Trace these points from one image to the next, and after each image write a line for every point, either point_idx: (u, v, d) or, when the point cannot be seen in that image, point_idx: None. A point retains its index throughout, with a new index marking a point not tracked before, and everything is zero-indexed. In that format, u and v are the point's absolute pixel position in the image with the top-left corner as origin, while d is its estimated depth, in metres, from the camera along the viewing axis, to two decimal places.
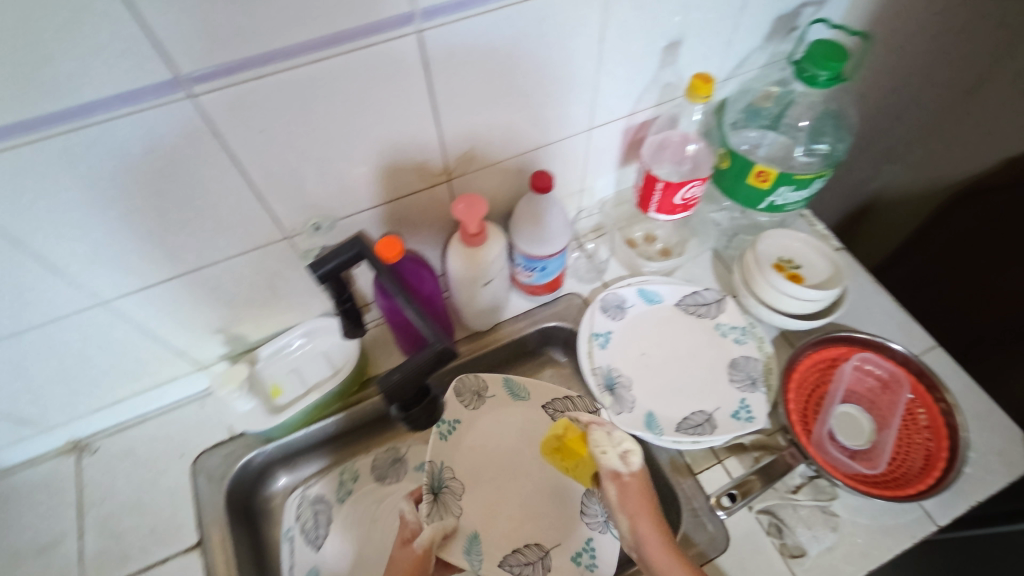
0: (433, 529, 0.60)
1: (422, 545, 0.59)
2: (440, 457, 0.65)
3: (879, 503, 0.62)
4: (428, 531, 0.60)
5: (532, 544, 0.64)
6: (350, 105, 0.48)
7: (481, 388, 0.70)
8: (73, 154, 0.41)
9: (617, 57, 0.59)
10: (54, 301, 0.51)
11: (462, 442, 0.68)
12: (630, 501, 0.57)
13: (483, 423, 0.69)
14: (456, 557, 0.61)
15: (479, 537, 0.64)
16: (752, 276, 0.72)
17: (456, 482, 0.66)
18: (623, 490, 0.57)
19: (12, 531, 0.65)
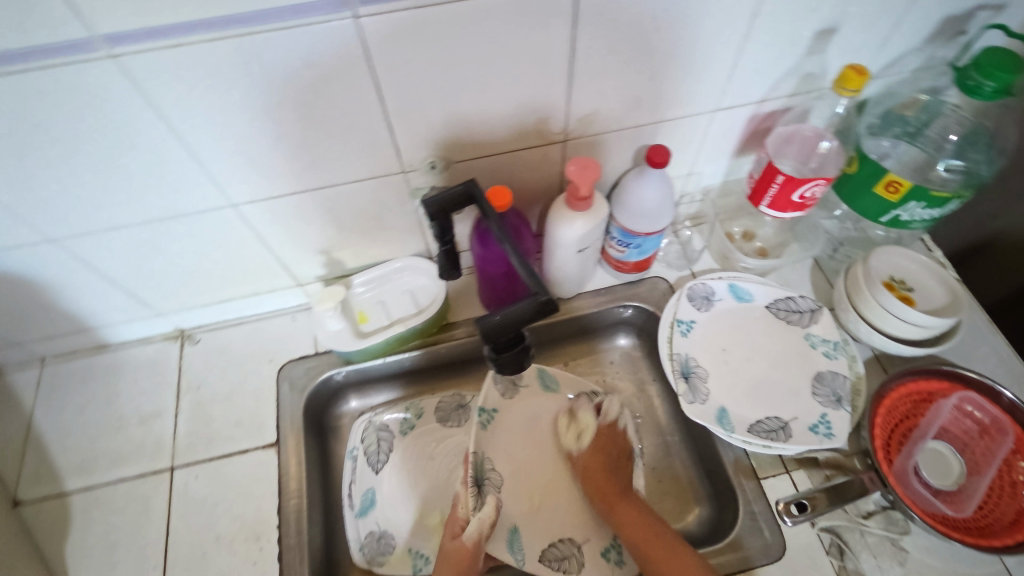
0: (483, 522, 0.61)
1: (471, 537, 0.60)
2: (481, 446, 0.67)
3: (955, 547, 0.59)
4: (477, 524, 0.60)
5: (565, 538, 0.67)
6: (493, 48, 0.49)
7: (515, 379, 0.73)
8: (243, 58, 0.44)
9: (765, 37, 0.56)
10: (194, 196, 0.56)
11: (496, 434, 0.70)
12: (597, 462, 0.68)
13: (517, 415, 0.72)
14: (504, 551, 0.63)
15: (519, 530, 0.66)
16: (857, 290, 0.68)
17: (495, 473, 0.68)
18: (586, 452, 0.69)
19: (122, 398, 0.72)
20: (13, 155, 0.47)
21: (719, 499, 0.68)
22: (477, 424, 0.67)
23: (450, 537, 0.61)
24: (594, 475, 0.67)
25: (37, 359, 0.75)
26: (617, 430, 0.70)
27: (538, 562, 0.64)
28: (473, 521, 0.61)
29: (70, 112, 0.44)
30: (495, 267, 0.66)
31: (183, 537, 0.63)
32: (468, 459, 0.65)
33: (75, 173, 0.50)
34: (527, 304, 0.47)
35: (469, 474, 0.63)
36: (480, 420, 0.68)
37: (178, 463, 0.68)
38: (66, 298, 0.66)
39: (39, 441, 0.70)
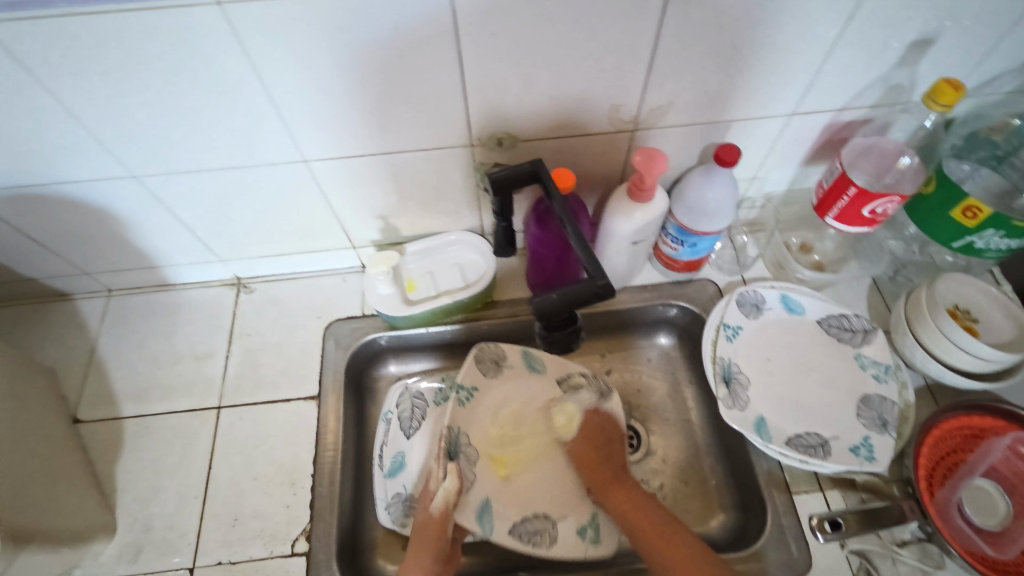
0: (446, 496, 0.58)
1: (439, 508, 0.58)
2: (457, 422, 0.63)
3: None
4: (443, 498, 0.58)
5: (541, 513, 0.65)
6: (578, 30, 0.48)
7: (500, 356, 0.68)
8: (335, 17, 0.44)
9: (857, 43, 0.54)
10: (268, 149, 0.58)
11: (478, 406, 0.66)
12: (587, 452, 0.66)
13: (500, 390, 0.68)
14: (470, 521, 0.60)
15: (491, 502, 0.63)
16: (919, 315, 0.65)
17: (472, 447, 0.64)
18: (575, 441, 0.67)
19: (178, 336, 0.76)
20: (113, 92, 0.49)
21: (746, 509, 0.67)
22: (455, 400, 0.63)
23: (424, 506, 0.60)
24: (586, 459, 0.66)
25: (106, 290, 0.80)
26: (603, 417, 0.69)
27: (508, 535, 0.62)
28: (440, 492, 0.58)
29: (169, 56, 0.46)
30: (548, 251, 0.67)
31: (223, 473, 0.67)
32: (442, 433, 0.61)
33: (165, 115, 0.52)
34: (586, 286, 0.48)
35: (442, 447, 0.60)
36: (458, 396, 0.63)
37: (225, 403, 0.71)
38: (139, 235, 0.70)
39: (102, 366, 0.74)
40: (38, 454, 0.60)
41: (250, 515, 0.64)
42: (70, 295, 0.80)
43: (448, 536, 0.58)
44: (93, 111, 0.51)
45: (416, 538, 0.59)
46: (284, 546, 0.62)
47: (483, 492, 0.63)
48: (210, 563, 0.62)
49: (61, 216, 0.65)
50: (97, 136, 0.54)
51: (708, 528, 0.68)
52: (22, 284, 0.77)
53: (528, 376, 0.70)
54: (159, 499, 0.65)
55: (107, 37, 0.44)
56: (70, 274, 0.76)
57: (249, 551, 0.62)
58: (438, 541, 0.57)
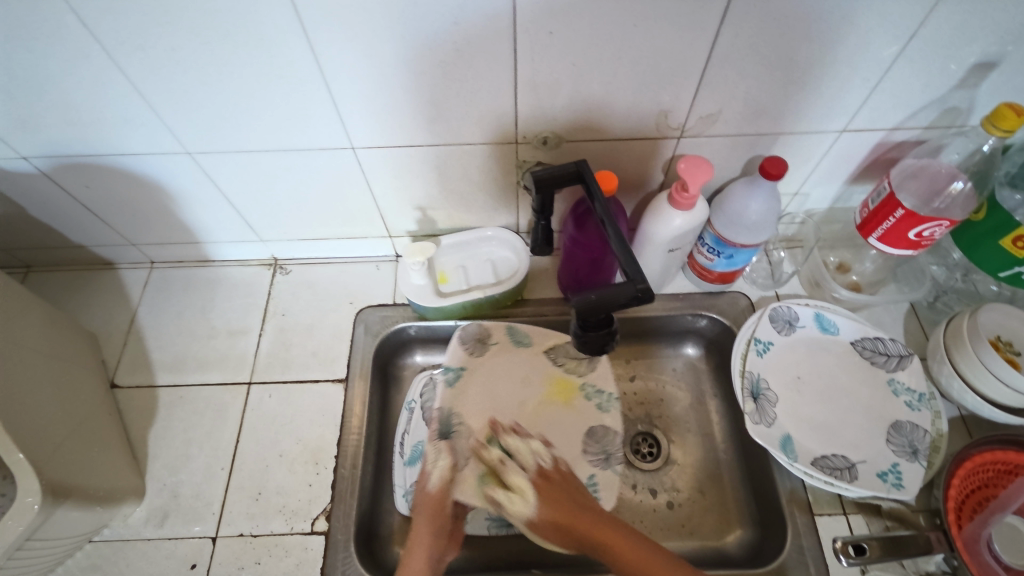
0: (438, 473, 0.64)
1: (433, 484, 0.63)
2: (446, 403, 0.71)
3: None
4: (435, 476, 0.63)
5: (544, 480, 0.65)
6: (636, 33, 0.49)
7: (484, 336, 0.74)
8: (398, 8, 0.45)
9: (917, 63, 0.53)
10: (318, 134, 0.59)
11: (467, 390, 0.72)
12: (557, 502, 0.58)
13: (484, 370, 0.73)
14: (470, 498, 0.62)
15: (487, 477, 0.63)
16: (958, 343, 0.64)
17: (463, 425, 0.70)
18: (538, 496, 0.59)
19: (215, 311, 0.79)
20: (177, 69, 0.51)
21: (765, 527, 0.66)
22: (443, 382, 0.72)
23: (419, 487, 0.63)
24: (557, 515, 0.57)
25: (149, 262, 0.83)
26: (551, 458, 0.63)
27: (507, 507, 0.62)
28: (433, 471, 0.64)
29: (234, 37, 0.48)
30: (584, 252, 0.67)
31: (250, 447, 0.68)
32: (432, 416, 0.70)
33: (223, 94, 0.54)
34: (625, 288, 0.48)
35: (432, 428, 0.68)
36: (444, 377, 0.71)
37: (256, 380, 0.73)
38: (185, 210, 0.72)
39: (141, 334, 0.77)
40: (79, 414, 0.63)
41: (273, 491, 0.65)
42: (115, 264, 0.83)
43: (448, 514, 0.61)
44: (157, 87, 0.53)
45: (416, 517, 0.61)
46: (304, 524, 0.63)
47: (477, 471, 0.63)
48: (232, 534, 0.63)
49: (115, 187, 0.67)
50: (157, 112, 0.56)
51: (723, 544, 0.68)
52: (72, 251, 0.80)
53: (517, 352, 0.74)
54: (188, 467, 0.67)
55: (178, 15, 0.46)
56: (117, 244, 0.79)
57: (270, 525, 0.63)
58: (434, 518, 0.61)
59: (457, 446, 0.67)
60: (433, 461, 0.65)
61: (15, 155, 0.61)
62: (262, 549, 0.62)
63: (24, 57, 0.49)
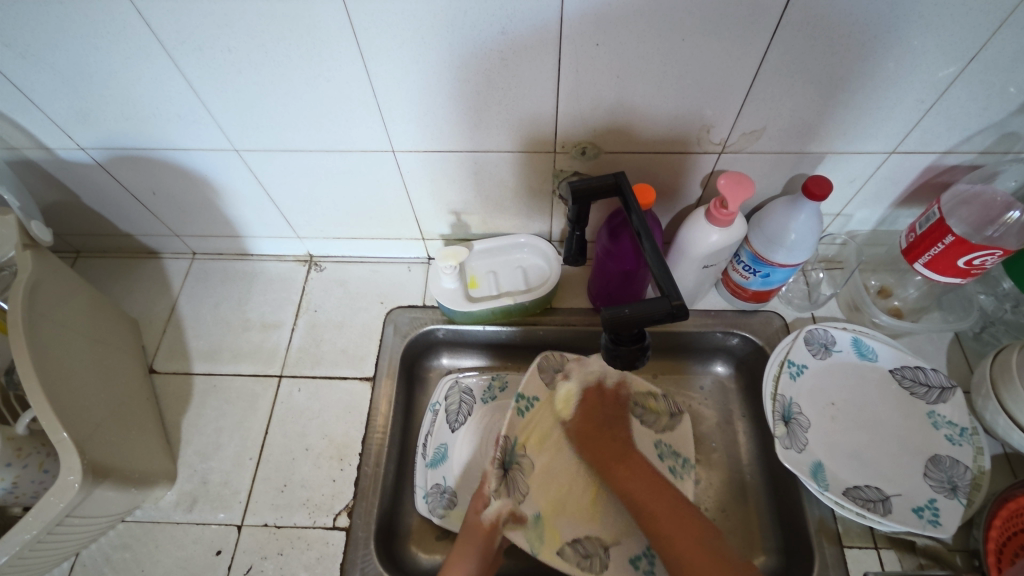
0: (499, 507, 0.62)
1: (490, 517, 0.61)
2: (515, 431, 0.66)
3: None
4: (495, 507, 0.61)
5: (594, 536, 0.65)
6: (683, 47, 0.48)
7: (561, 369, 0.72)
8: (448, 16, 0.46)
9: (975, 85, 0.51)
10: (362, 137, 0.60)
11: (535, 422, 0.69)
12: (586, 416, 0.71)
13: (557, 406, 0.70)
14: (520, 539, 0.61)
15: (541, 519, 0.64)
16: (1006, 377, 0.61)
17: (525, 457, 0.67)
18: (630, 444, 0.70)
19: (251, 303, 0.81)
20: (232, 69, 0.53)
21: (790, 555, 0.65)
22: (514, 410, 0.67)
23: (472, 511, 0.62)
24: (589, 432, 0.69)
25: (190, 253, 0.85)
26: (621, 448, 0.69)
27: (556, 554, 0.62)
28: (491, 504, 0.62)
29: (289, 40, 0.49)
30: (617, 264, 0.66)
31: (278, 439, 0.70)
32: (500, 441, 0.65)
33: (274, 95, 0.55)
34: (659, 303, 0.47)
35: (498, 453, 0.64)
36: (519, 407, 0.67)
37: (286, 373, 0.74)
38: (229, 205, 0.74)
39: (180, 323, 0.79)
40: (118, 398, 0.65)
41: (298, 483, 0.67)
42: (159, 253, 0.86)
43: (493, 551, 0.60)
44: (211, 86, 0.55)
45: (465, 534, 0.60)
46: (326, 518, 0.64)
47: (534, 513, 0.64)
48: (257, 523, 0.64)
49: (164, 179, 0.70)
50: (211, 109, 0.58)
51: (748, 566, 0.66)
52: (119, 239, 0.83)
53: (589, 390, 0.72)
54: (218, 454, 0.69)
55: (237, 18, 0.47)
56: (162, 235, 0.82)
57: (294, 517, 0.64)
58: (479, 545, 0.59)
59: (512, 478, 0.64)
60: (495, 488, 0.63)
61: (75, 146, 0.64)
62: (284, 540, 0.63)
63: (91, 53, 0.52)
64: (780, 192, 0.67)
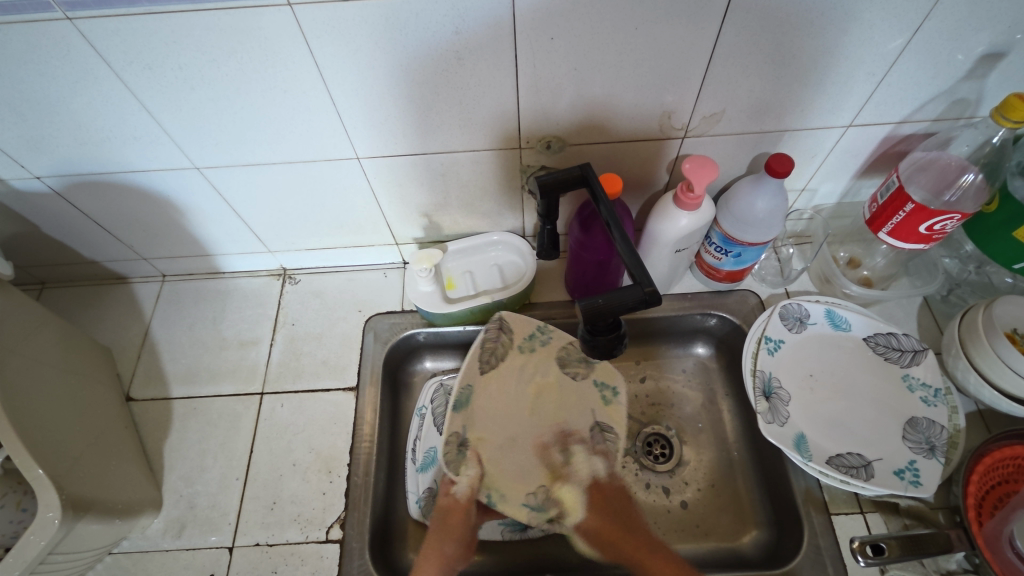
0: (467, 483, 0.64)
1: (462, 495, 0.63)
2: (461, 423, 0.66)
3: None
4: (463, 482, 0.64)
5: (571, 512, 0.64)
6: (638, 34, 0.49)
7: None
8: (398, 20, 0.46)
9: (923, 55, 0.52)
10: (325, 146, 0.60)
11: None
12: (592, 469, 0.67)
13: None
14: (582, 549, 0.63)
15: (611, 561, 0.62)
16: (973, 337, 0.63)
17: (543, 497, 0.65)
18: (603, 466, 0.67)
19: (226, 322, 0.80)
20: (183, 86, 0.52)
21: (781, 527, 0.66)
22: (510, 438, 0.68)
23: (445, 492, 0.64)
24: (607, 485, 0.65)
25: (160, 275, 0.84)
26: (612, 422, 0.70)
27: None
28: (461, 479, 0.64)
29: (240, 54, 0.48)
30: (591, 255, 0.67)
31: (264, 457, 0.69)
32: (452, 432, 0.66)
33: (230, 110, 0.55)
34: (633, 291, 0.48)
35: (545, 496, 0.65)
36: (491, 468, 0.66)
37: (268, 389, 0.74)
38: (196, 224, 0.73)
39: (154, 347, 0.78)
40: (96, 429, 0.64)
41: (288, 499, 0.66)
42: (127, 278, 0.84)
43: (469, 524, 0.62)
44: (163, 103, 0.54)
45: (434, 524, 0.62)
46: (319, 532, 0.64)
47: (518, 500, 0.64)
48: (249, 543, 0.64)
49: (125, 203, 0.68)
50: (167, 128, 0.57)
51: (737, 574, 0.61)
52: (86, 266, 0.81)
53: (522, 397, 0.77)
54: (203, 478, 0.68)
55: (185, 34, 0.46)
56: (129, 259, 0.80)
57: (285, 534, 0.64)
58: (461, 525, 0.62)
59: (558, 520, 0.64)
60: (456, 470, 0.64)
61: (29, 175, 0.63)
62: (278, 558, 0.62)
63: (36, 79, 0.50)
64: (746, 172, 0.68)
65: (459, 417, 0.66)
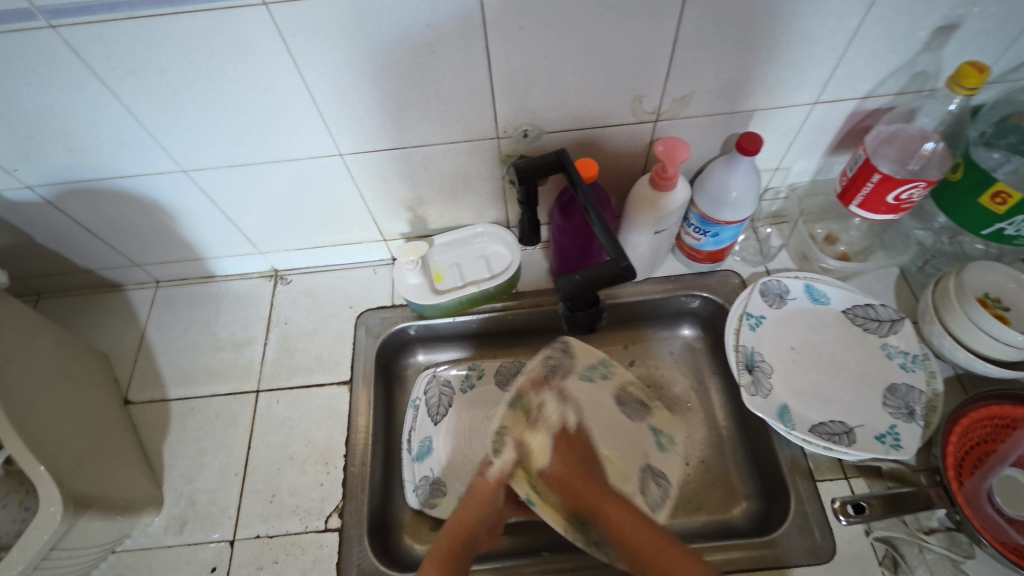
0: (502, 464, 0.64)
1: (494, 475, 0.64)
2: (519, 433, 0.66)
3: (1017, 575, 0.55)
4: (499, 465, 0.64)
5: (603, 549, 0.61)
6: (604, 21, 0.50)
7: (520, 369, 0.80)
8: (371, 15, 0.47)
9: (879, 31, 0.54)
10: (308, 143, 0.61)
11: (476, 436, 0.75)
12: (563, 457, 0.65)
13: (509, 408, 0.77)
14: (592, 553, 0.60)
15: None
16: (947, 303, 0.65)
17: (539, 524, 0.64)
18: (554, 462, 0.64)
19: (220, 324, 0.81)
20: (166, 89, 0.53)
21: (769, 497, 0.67)
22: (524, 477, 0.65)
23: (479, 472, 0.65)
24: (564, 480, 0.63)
25: (154, 281, 0.85)
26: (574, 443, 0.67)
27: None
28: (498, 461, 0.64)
29: (219, 55, 0.50)
30: (572, 240, 0.69)
31: (262, 452, 0.70)
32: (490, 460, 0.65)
33: (214, 111, 0.56)
34: (608, 267, 0.49)
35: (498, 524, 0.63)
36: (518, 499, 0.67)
37: (263, 387, 0.75)
38: (187, 228, 0.74)
39: (150, 351, 0.79)
40: (96, 431, 0.65)
41: (287, 492, 0.67)
42: (122, 286, 0.85)
43: (494, 508, 0.62)
44: (147, 107, 0.55)
45: (464, 501, 0.62)
46: (318, 522, 0.65)
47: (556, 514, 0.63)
48: (249, 536, 0.65)
49: (113, 209, 0.69)
50: (152, 133, 0.58)
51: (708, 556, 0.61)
52: (80, 275, 0.82)
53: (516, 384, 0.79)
54: (202, 475, 0.69)
55: (165, 38, 0.48)
56: (123, 266, 0.81)
57: (285, 525, 0.65)
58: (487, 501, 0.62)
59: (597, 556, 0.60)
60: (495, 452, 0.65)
61: (21, 185, 0.64)
62: (279, 549, 0.64)
63: (24, 88, 0.52)
64: (719, 153, 0.70)
65: (517, 415, 0.67)
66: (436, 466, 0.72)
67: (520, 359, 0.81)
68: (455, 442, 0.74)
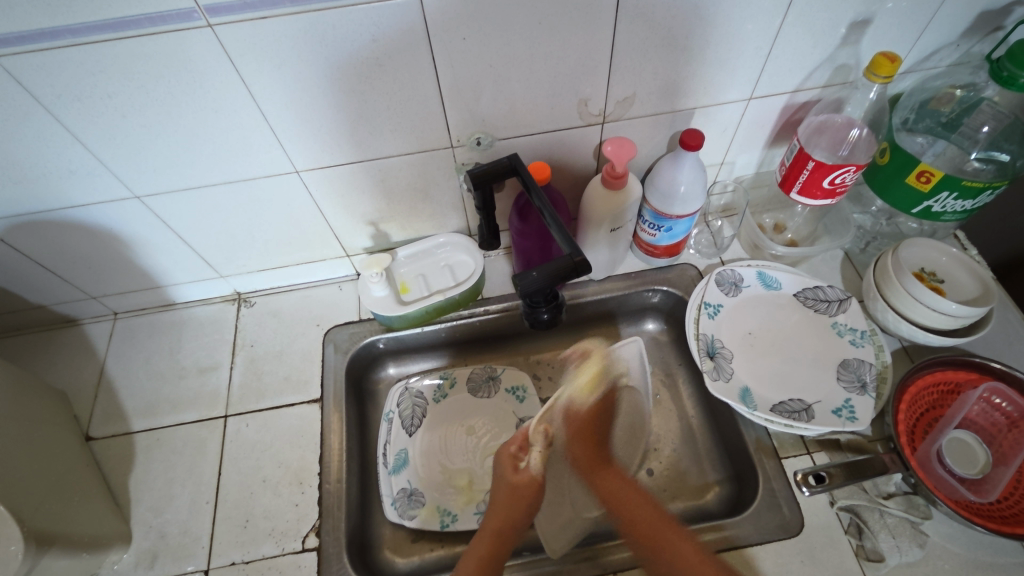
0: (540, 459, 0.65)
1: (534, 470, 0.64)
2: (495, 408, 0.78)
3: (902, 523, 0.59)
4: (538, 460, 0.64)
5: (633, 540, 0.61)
6: (543, 28, 0.53)
7: (492, 375, 0.81)
8: (317, 32, 0.49)
9: (799, 28, 0.58)
10: (265, 162, 0.62)
11: (449, 446, 0.75)
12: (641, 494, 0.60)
13: (482, 412, 0.78)
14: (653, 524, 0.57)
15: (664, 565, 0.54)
16: (886, 278, 0.68)
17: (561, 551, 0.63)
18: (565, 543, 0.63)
19: (183, 352, 0.80)
20: (115, 115, 0.53)
21: (740, 480, 0.69)
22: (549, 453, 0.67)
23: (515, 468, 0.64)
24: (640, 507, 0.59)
25: (112, 313, 0.83)
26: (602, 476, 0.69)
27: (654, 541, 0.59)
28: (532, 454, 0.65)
29: (166, 77, 0.50)
30: (532, 242, 0.70)
31: (233, 478, 0.69)
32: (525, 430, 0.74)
33: (164, 134, 0.56)
34: (564, 262, 0.51)
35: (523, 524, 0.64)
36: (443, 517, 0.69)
37: (231, 412, 0.74)
38: (143, 256, 0.74)
39: (111, 385, 0.77)
40: (56, 468, 0.63)
41: (261, 516, 0.66)
42: (77, 320, 0.83)
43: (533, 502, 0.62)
44: (97, 135, 0.55)
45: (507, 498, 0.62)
46: (295, 542, 0.64)
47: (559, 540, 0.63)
48: (224, 563, 0.63)
49: (66, 241, 0.68)
50: (102, 159, 0.58)
51: (609, 558, 0.61)
52: (32, 312, 0.80)
53: (487, 390, 0.80)
54: (171, 506, 0.68)
55: (110, 64, 0.48)
56: (79, 300, 0.79)
57: (261, 549, 0.64)
58: (529, 498, 0.62)
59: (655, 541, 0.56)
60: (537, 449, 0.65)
61: None
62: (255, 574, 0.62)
63: None
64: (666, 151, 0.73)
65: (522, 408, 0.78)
66: (413, 478, 0.72)
67: (489, 364, 0.82)
68: (429, 458, 0.74)
